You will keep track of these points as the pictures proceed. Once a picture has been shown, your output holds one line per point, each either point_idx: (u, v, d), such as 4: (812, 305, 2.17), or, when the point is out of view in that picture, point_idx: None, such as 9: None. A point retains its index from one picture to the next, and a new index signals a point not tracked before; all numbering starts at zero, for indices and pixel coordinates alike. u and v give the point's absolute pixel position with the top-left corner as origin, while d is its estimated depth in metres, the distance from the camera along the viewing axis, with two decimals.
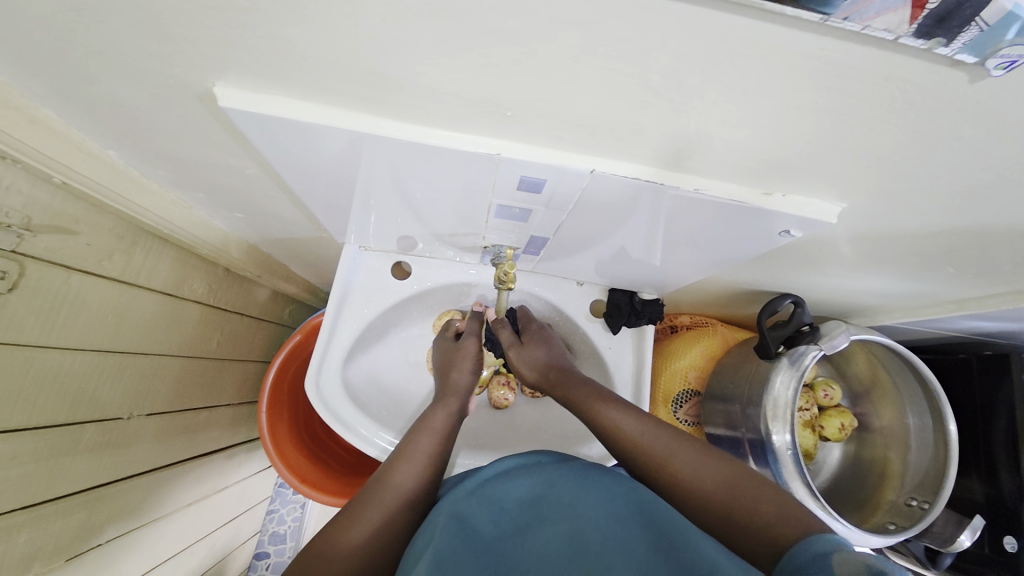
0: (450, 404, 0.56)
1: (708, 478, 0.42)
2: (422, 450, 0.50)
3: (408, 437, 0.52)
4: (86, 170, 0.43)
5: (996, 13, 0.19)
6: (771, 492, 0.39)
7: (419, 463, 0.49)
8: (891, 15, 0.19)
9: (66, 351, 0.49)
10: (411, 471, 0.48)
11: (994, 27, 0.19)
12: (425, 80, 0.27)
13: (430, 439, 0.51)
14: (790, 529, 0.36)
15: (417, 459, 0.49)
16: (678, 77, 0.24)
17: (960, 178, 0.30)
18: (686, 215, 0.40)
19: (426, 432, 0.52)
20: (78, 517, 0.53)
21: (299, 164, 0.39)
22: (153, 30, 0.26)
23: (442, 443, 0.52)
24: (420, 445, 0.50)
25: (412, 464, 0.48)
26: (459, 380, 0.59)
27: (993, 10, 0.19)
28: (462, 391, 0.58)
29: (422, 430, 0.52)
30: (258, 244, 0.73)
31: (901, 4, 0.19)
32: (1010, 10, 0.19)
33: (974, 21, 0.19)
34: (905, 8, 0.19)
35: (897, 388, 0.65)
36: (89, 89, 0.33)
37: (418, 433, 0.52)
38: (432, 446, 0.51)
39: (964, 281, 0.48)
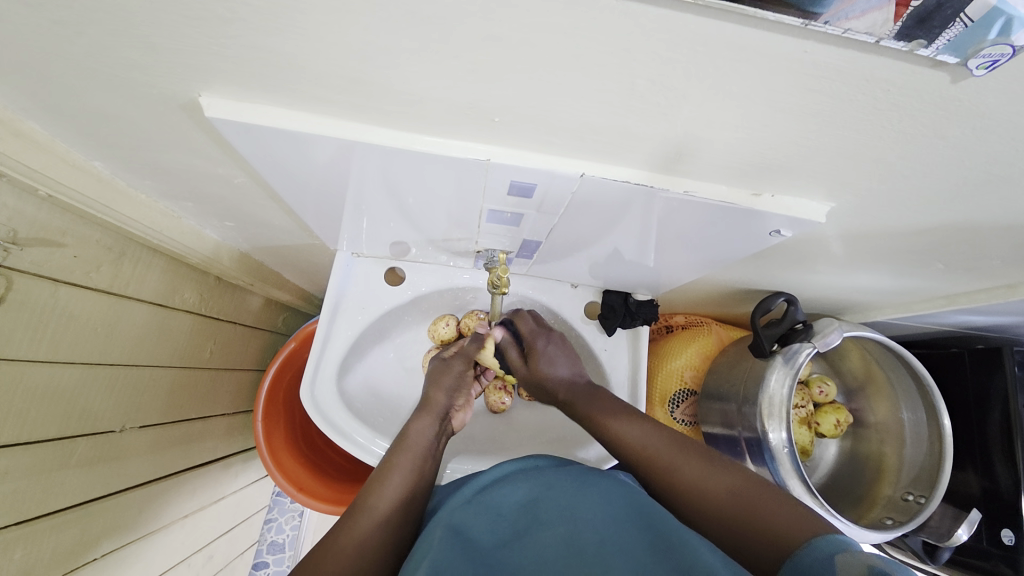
0: (424, 421, 0.56)
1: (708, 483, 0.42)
2: (400, 469, 0.50)
3: (386, 458, 0.52)
4: (72, 182, 0.42)
5: (980, 10, 0.19)
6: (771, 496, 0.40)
7: (399, 481, 0.49)
8: (874, 16, 0.19)
9: (55, 365, 0.48)
10: (391, 489, 0.48)
11: (978, 24, 0.19)
12: (411, 87, 0.27)
13: (408, 457, 0.52)
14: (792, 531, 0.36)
15: (396, 477, 0.49)
16: (664, 81, 0.24)
17: (947, 176, 0.30)
18: (677, 216, 0.40)
19: (403, 452, 0.52)
20: (73, 532, 0.52)
21: (288, 172, 0.39)
22: (135, 41, 0.26)
23: (421, 461, 0.52)
24: (397, 465, 0.50)
25: (391, 482, 0.48)
26: (436, 397, 0.59)
27: (977, 5, 0.19)
28: (440, 407, 0.58)
29: (401, 448, 0.53)
30: (250, 252, 0.73)
31: (885, 3, 0.19)
32: (995, 6, 0.19)
33: (957, 19, 0.19)
34: (888, 8, 0.19)
35: (891, 384, 0.66)
36: (73, 101, 0.33)
37: (396, 453, 0.52)
38: (410, 464, 0.51)
39: (954, 276, 0.48)
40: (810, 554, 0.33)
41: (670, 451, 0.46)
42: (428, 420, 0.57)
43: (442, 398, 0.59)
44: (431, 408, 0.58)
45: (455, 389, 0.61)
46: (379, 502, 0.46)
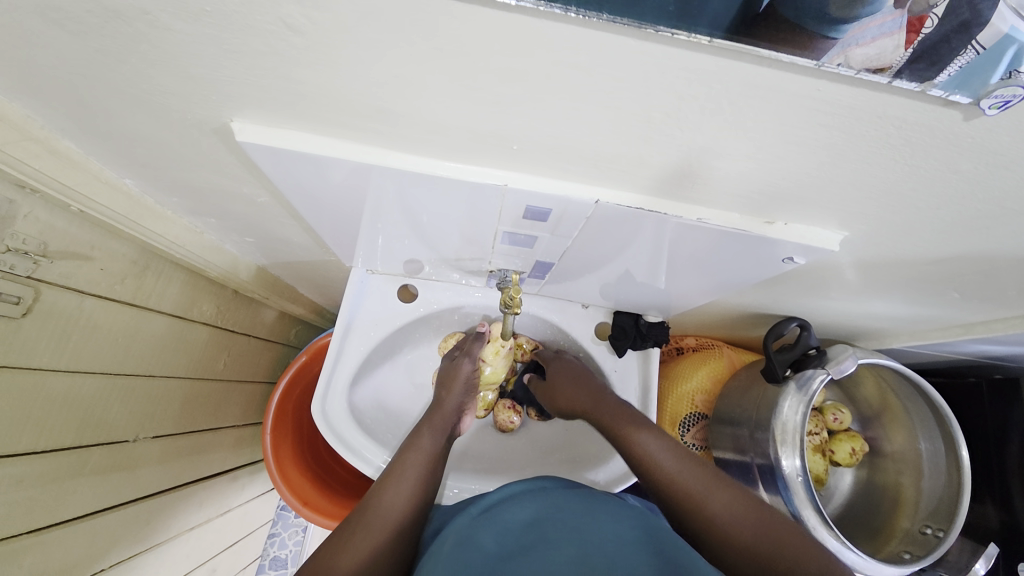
0: (436, 424, 0.57)
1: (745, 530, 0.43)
2: (408, 472, 0.50)
3: (395, 459, 0.52)
4: (104, 200, 0.44)
5: (993, 36, 0.20)
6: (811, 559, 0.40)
7: (409, 482, 0.49)
8: (885, 40, 0.19)
9: (74, 375, 0.49)
10: (401, 489, 0.48)
11: (988, 53, 0.20)
12: (434, 116, 0.28)
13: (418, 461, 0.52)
14: None
15: (407, 480, 0.49)
16: (679, 115, 0.25)
17: (962, 208, 0.30)
18: (688, 242, 0.41)
19: (412, 452, 0.53)
20: (83, 541, 0.53)
21: (308, 193, 0.40)
22: (175, 70, 0.27)
23: (429, 464, 0.53)
24: (405, 464, 0.51)
25: (401, 482, 0.49)
26: (445, 403, 0.60)
27: (990, 33, 0.19)
28: (450, 413, 0.59)
29: (410, 451, 0.53)
30: (267, 267, 0.74)
31: (895, 29, 0.19)
32: (1007, 34, 0.19)
33: (971, 44, 0.20)
34: (900, 34, 0.19)
35: (907, 413, 0.65)
36: (109, 122, 0.34)
37: (405, 455, 0.53)
38: (418, 467, 0.51)
39: (971, 305, 0.47)
40: None
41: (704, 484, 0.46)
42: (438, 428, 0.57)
43: (456, 400, 0.61)
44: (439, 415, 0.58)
45: (466, 391, 0.62)
46: (390, 507, 0.46)
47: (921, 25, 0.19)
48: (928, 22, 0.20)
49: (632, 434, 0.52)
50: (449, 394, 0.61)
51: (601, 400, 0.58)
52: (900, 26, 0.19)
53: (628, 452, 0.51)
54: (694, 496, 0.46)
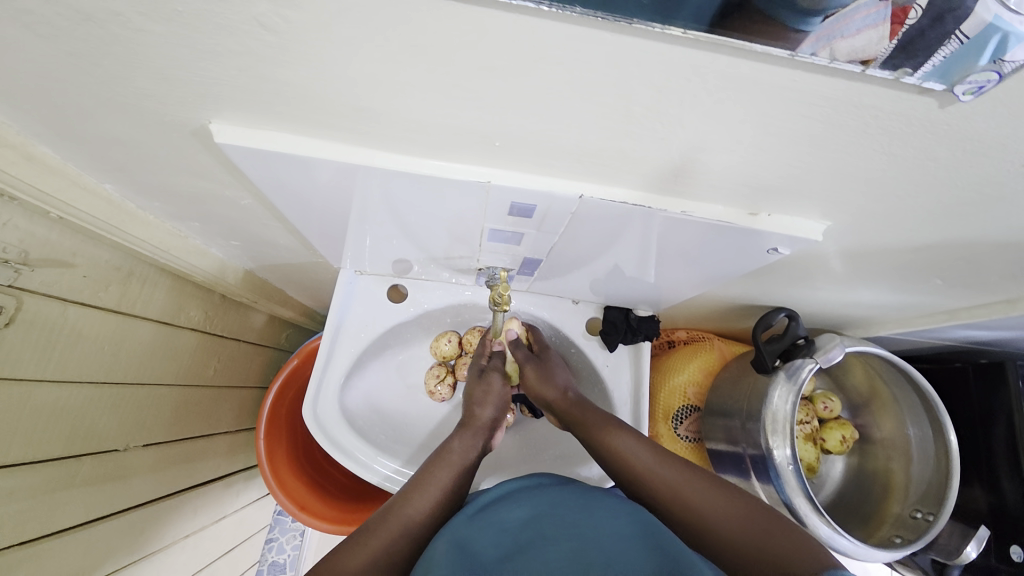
0: (468, 438, 0.56)
1: (728, 515, 0.43)
2: (435, 482, 0.50)
3: (425, 468, 0.52)
4: (84, 206, 0.44)
5: (976, 26, 0.20)
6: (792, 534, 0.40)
7: (433, 495, 0.49)
8: (870, 32, 0.20)
9: (61, 384, 0.48)
10: (423, 500, 0.48)
11: (973, 41, 0.20)
12: (415, 114, 0.28)
13: (448, 473, 0.51)
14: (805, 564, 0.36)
15: (430, 490, 0.49)
16: (659, 108, 0.25)
17: (941, 196, 0.31)
18: (674, 235, 0.41)
19: (440, 463, 0.52)
20: (76, 553, 0.52)
21: (291, 194, 0.40)
22: (150, 72, 0.27)
23: (458, 476, 0.52)
24: (433, 476, 0.51)
25: (424, 493, 0.48)
26: (480, 415, 0.59)
27: (972, 23, 0.20)
28: (484, 428, 0.58)
29: (442, 462, 0.53)
30: (255, 270, 0.74)
31: (880, 21, 0.20)
32: (990, 22, 0.19)
33: (953, 33, 0.20)
34: (884, 26, 0.20)
35: (896, 399, 0.65)
36: (86, 127, 0.34)
37: (437, 465, 0.52)
38: (448, 478, 0.51)
39: (955, 291, 0.48)
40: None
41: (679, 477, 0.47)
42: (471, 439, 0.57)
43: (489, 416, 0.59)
44: (473, 426, 0.57)
45: (500, 407, 0.61)
46: (413, 514, 0.46)
47: (905, 15, 0.20)
48: (913, 14, 0.20)
49: (603, 433, 0.53)
50: (483, 407, 0.59)
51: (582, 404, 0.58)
52: (884, 18, 0.20)
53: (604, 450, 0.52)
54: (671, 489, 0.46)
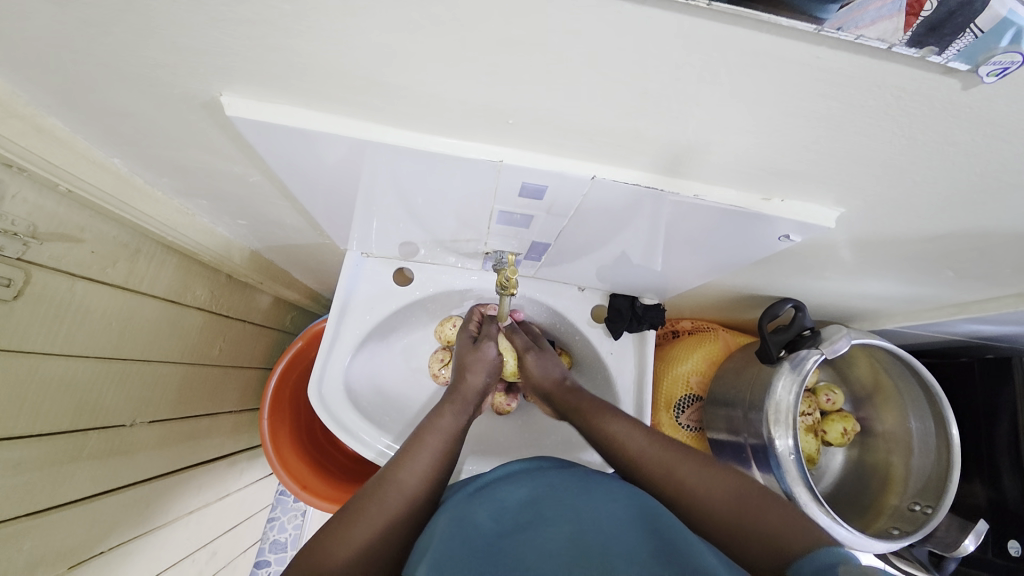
0: (459, 406, 0.56)
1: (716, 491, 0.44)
2: (430, 449, 0.50)
3: (415, 436, 0.52)
4: (92, 179, 0.43)
5: (990, 20, 0.20)
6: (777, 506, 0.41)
7: (428, 462, 0.49)
8: (885, 23, 0.20)
9: (69, 358, 0.49)
10: (420, 468, 0.48)
11: (989, 33, 0.20)
12: (429, 88, 0.28)
13: (438, 438, 0.52)
14: (792, 541, 0.37)
15: (426, 457, 0.49)
16: (677, 86, 0.24)
17: (958, 183, 0.30)
18: (684, 221, 0.41)
19: (434, 432, 0.52)
20: (81, 524, 0.53)
21: (300, 172, 0.40)
22: (163, 42, 0.26)
23: (450, 441, 0.52)
24: (426, 444, 0.51)
25: (420, 461, 0.49)
26: (470, 381, 0.59)
27: (988, 16, 0.20)
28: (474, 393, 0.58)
29: (432, 429, 0.53)
30: (261, 251, 0.74)
31: (895, 12, 0.20)
32: (1005, 16, 0.20)
33: (970, 27, 0.20)
34: (899, 17, 0.20)
35: (899, 393, 0.65)
36: (96, 98, 0.34)
37: (428, 433, 0.52)
38: (441, 445, 0.51)
39: (964, 284, 0.48)
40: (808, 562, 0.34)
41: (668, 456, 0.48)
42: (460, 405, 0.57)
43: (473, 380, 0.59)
44: (464, 393, 0.57)
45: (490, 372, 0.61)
46: (406, 480, 0.46)
47: (921, 7, 0.20)
48: (928, 5, 0.20)
49: (599, 419, 0.54)
50: (474, 373, 0.59)
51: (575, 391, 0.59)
52: (899, 9, 0.20)
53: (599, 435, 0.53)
54: (662, 467, 0.47)
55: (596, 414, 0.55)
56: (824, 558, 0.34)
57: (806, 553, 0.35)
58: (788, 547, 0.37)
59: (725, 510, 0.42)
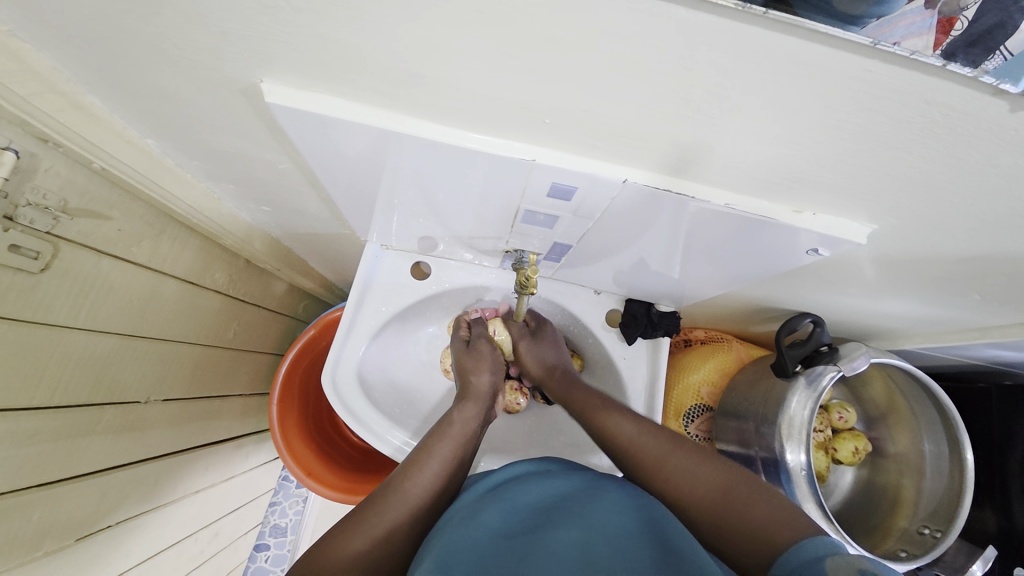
0: (468, 411, 0.57)
1: (704, 482, 0.44)
2: (438, 456, 0.51)
3: (426, 442, 0.53)
4: (125, 158, 0.44)
5: (1021, 44, 0.20)
6: (764, 499, 0.40)
7: (436, 468, 0.49)
8: (917, 39, 0.20)
9: (91, 332, 0.49)
10: (427, 473, 0.48)
11: (1017, 57, 0.20)
12: (467, 83, 0.28)
13: (449, 446, 0.52)
14: (782, 532, 0.37)
15: (433, 463, 0.50)
16: (720, 93, 0.24)
17: (995, 206, 0.30)
18: (709, 230, 0.41)
19: (443, 437, 0.53)
20: (93, 497, 0.54)
21: (330, 161, 0.40)
22: (209, 25, 0.27)
23: (460, 449, 0.53)
24: (435, 450, 0.51)
25: (428, 467, 0.49)
26: (477, 383, 0.61)
27: (1021, 38, 0.20)
28: (483, 396, 0.60)
29: (443, 435, 0.53)
30: (281, 238, 0.74)
31: (925, 30, 0.20)
32: None
33: (1000, 49, 0.20)
34: (929, 35, 0.20)
35: (914, 415, 0.65)
36: (139, 79, 0.34)
37: (436, 438, 0.53)
38: (449, 451, 0.52)
39: (990, 308, 0.47)
40: (795, 553, 0.34)
41: (665, 446, 0.48)
42: (470, 413, 0.58)
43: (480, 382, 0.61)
44: (472, 396, 0.59)
45: (494, 372, 0.63)
46: (413, 487, 0.47)
47: (951, 26, 0.20)
48: (959, 24, 0.20)
49: (599, 414, 0.55)
50: (478, 375, 0.62)
51: (570, 381, 0.61)
52: (930, 27, 0.20)
53: (599, 431, 0.54)
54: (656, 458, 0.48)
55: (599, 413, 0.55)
56: (813, 548, 0.33)
57: (794, 543, 0.35)
58: (777, 538, 0.36)
59: (711, 498, 0.42)
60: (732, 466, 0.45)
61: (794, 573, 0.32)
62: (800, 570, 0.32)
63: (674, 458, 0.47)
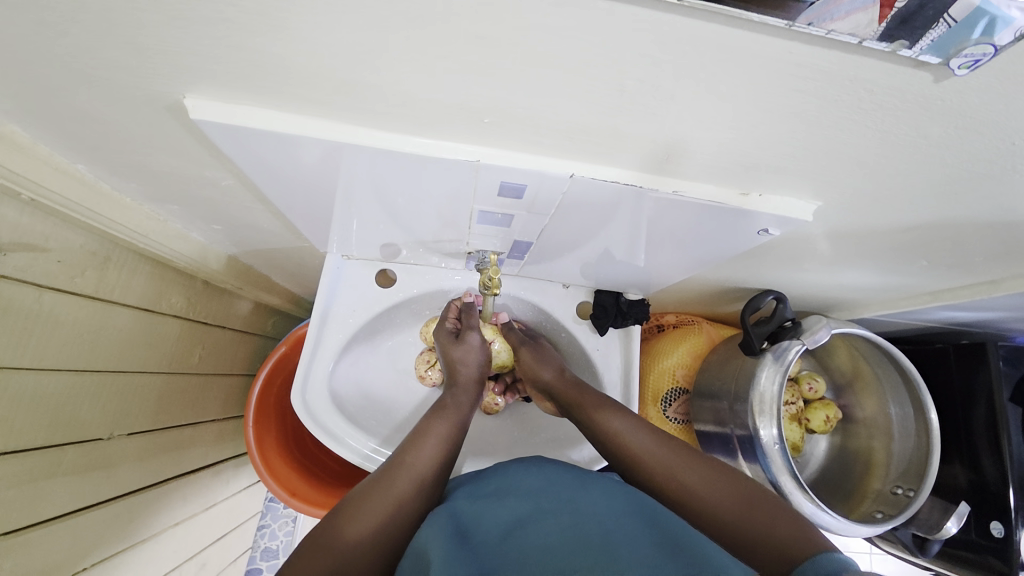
0: (460, 393, 0.57)
1: (717, 490, 0.44)
2: (438, 434, 0.51)
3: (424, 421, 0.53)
4: (56, 186, 0.42)
5: (964, 9, 0.19)
6: (781, 512, 0.42)
7: (435, 446, 0.49)
8: (858, 15, 0.20)
9: (40, 372, 0.47)
10: (429, 452, 0.49)
11: (961, 25, 0.19)
12: (402, 87, 0.27)
13: (446, 424, 0.52)
14: (796, 546, 0.38)
15: (432, 443, 0.50)
16: (654, 82, 0.24)
17: (932, 175, 0.31)
18: (665, 217, 0.41)
19: (442, 418, 0.53)
20: (63, 542, 0.51)
21: (274, 175, 0.39)
22: (123, 42, 0.25)
23: (456, 428, 0.53)
24: (435, 430, 0.51)
25: (429, 445, 0.49)
26: (465, 372, 0.59)
27: (960, 3, 0.19)
28: (473, 382, 0.59)
29: (439, 415, 0.53)
30: (239, 256, 0.72)
31: (868, 4, 0.19)
32: (979, 6, 0.19)
33: (941, 19, 0.19)
34: (873, 8, 0.20)
35: (878, 380, 0.67)
36: (57, 103, 0.32)
37: (435, 418, 0.53)
38: (447, 430, 0.52)
39: (940, 272, 0.49)
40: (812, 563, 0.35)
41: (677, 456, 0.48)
42: (462, 395, 0.57)
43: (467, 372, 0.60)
44: (461, 382, 0.58)
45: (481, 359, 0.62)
46: (416, 463, 0.47)
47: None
48: None
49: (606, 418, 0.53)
50: (466, 366, 0.60)
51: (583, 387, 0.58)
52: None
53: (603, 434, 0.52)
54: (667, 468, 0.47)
55: (600, 410, 0.54)
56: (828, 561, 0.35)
57: (812, 555, 0.36)
58: (791, 550, 0.38)
59: (723, 508, 0.43)
60: (738, 475, 0.46)
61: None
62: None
63: (684, 469, 0.46)
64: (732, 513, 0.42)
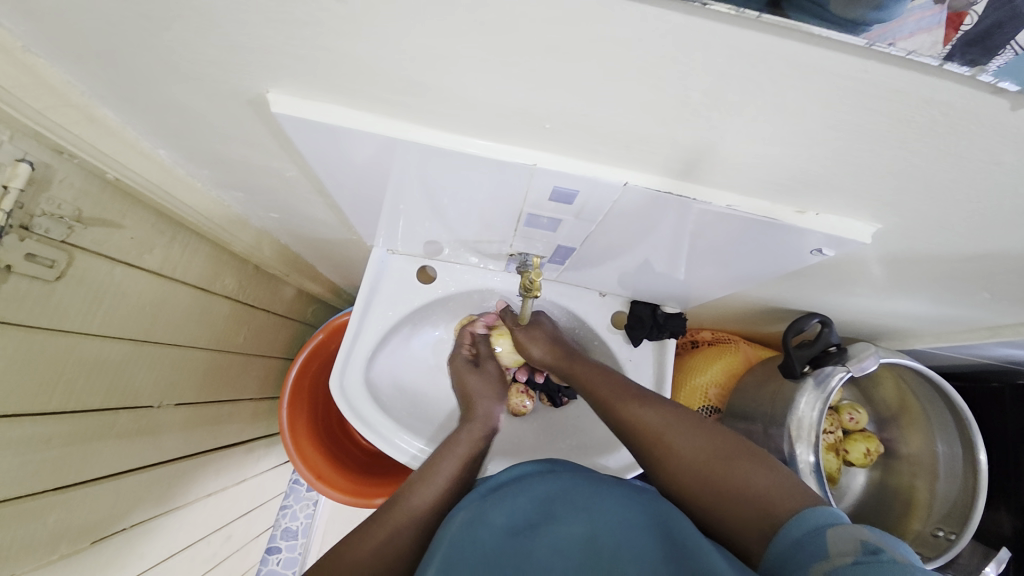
0: (470, 431, 0.59)
1: (703, 455, 0.44)
2: (444, 472, 0.52)
3: (431, 457, 0.54)
4: (139, 169, 0.45)
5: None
6: (763, 470, 0.41)
7: (439, 483, 0.50)
8: (924, 36, 0.20)
9: (105, 339, 0.51)
10: (431, 490, 0.50)
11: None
12: (468, 90, 0.28)
13: (452, 462, 0.54)
14: (780, 506, 0.38)
15: (437, 481, 0.51)
16: (718, 95, 0.24)
17: (1001, 204, 0.30)
18: (713, 231, 0.41)
19: (449, 455, 0.55)
20: (105, 501, 0.54)
21: (335, 169, 0.41)
22: (219, 39, 0.27)
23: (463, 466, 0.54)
24: (440, 467, 0.52)
25: (432, 483, 0.50)
26: (480, 407, 0.63)
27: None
28: (486, 416, 0.62)
29: (445, 452, 0.55)
30: (289, 244, 0.75)
31: (935, 25, 0.19)
32: None
33: (1011, 44, 0.19)
34: (939, 30, 0.20)
35: (926, 415, 0.64)
36: (150, 92, 0.35)
37: (442, 455, 0.54)
38: (454, 468, 0.53)
39: (1002, 307, 0.46)
40: (796, 528, 0.35)
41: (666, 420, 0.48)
42: (476, 429, 0.60)
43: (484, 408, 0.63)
44: (476, 418, 0.62)
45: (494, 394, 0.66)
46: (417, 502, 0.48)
47: (961, 20, 0.19)
48: (969, 18, 0.19)
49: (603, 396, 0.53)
50: (482, 401, 0.64)
51: (574, 360, 0.60)
52: (939, 22, 0.19)
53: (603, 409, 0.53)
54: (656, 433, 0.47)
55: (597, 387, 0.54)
56: (817, 523, 0.34)
57: (796, 516, 0.36)
58: (776, 511, 0.37)
59: (711, 472, 0.42)
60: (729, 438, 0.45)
61: (798, 542, 0.34)
62: (803, 541, 0.33)
63: (672, 433, 0.46)
64: (720, 479, 0.42)
